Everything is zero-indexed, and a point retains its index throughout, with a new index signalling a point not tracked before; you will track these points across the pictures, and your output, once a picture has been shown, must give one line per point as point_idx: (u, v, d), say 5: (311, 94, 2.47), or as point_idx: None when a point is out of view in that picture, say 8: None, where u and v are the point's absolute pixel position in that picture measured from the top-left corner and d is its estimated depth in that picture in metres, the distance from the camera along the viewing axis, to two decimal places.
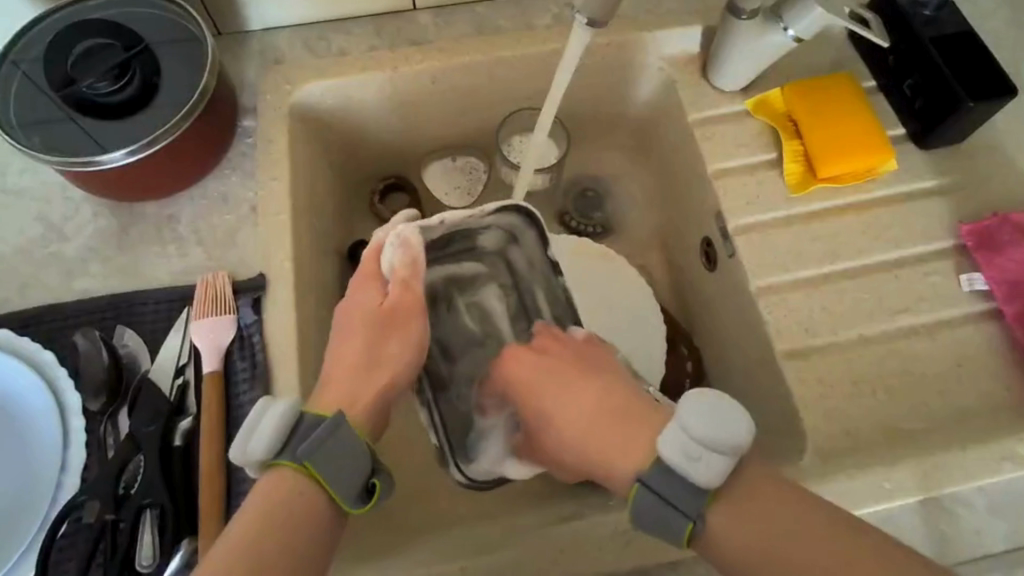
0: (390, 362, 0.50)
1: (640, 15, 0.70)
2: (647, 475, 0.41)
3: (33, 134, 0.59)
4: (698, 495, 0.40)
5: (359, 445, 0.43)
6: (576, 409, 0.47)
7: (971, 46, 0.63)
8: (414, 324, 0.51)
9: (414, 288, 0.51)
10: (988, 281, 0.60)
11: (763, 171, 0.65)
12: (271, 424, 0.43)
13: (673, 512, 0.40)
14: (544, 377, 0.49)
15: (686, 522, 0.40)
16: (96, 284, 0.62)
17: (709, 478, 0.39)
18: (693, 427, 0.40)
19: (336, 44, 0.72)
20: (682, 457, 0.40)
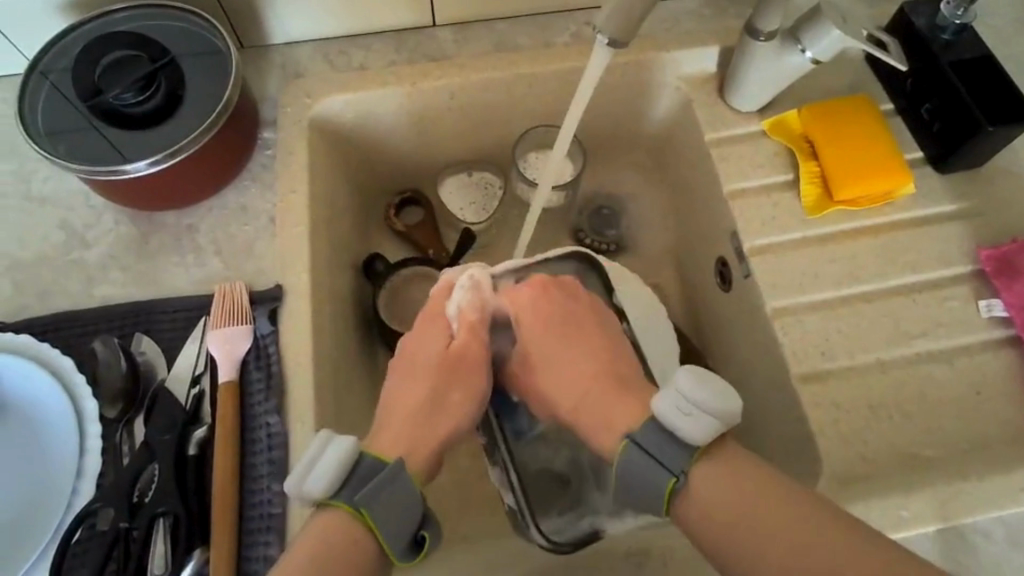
0: (455, 409, 0.51)
1: (658, 34, 0.71)
2: (638, 432, 0.44)
3: (59, 142, 0.60)
4: (682, 452, 0.43)
5: (415, 495, 0.43)
6: (580, 359, 0.51)
7: (990, 70, 0.63)
8: (476, 374, 0.52)
9: (478, 332, 0.53)
10: (1007, 307, 0.59)
11: (781, 193, 0.65)
12: (331, 465, 0.43)
13: (657, 468, 0.43)
14: (553, 323, 0.53)
15: (668, 476, 0.42)
16: (116, 291, 0.63)
17: (698, 436, 0.43)
18: (688, 389, 0.44)
19: (357, 58, 0.73)
20: (674, 415, 0.43)
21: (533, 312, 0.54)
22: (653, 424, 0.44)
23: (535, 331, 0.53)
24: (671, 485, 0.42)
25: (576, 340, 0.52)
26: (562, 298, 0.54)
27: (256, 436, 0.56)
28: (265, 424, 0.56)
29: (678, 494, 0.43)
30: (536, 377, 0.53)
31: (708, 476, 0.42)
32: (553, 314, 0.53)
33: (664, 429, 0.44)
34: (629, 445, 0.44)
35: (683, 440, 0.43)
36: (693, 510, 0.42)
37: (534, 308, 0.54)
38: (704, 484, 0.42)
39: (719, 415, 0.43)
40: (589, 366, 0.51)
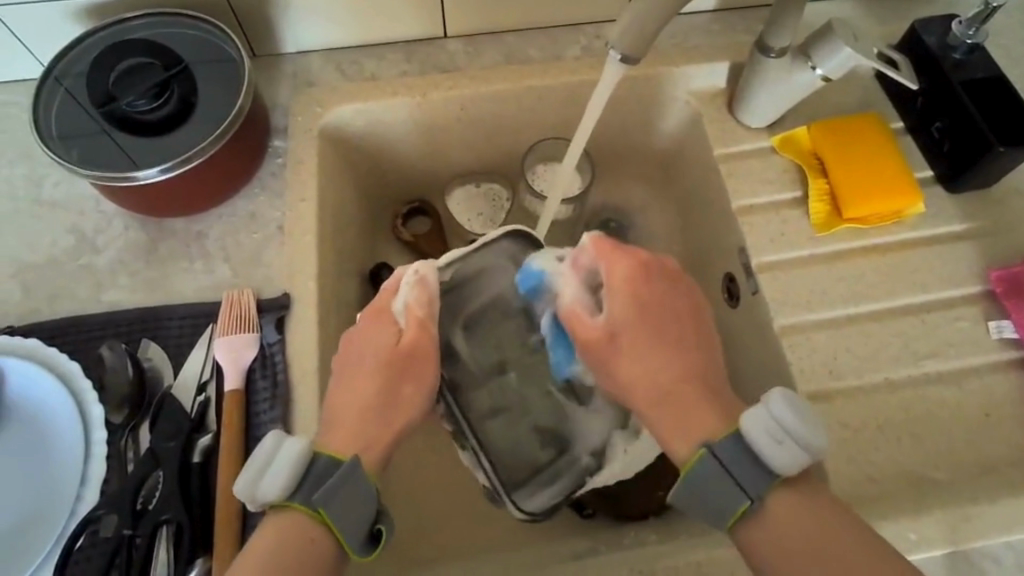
0: (406, 406, 0.48)
1: (668, 49, 0.71)
2: (718, 444, 0.43)
3: (71, 146, 0.60)
4: (763, 478, 0.42)
5: (370, 490, 0.44)
6: (690, 364, 0.46)
7: (1002, 90, 0.63)
8: (428, 365, 0.50)
9: (428, 328, 0.51)
10: (1016, 329, 0.59)
11: (789, 210, 0.65)
12: (287, 465, 0.43)
13: (735, 488, 0.42)
14: (666, 316, 0.47)
15: (745, 501, 0.42)
16: (124, 297, 0.63)
17: (783, 463, 0.42)
18: (783, 413, 0.43)
19: (367, 68, 0.73)
20: (767, 438, 0.42)
21: (647, 301, 0.47)
22: (737, 439, 0.43)
23: (643, 320, 0.47)
24: (745, 509, 0.42)
25: (689, 343, 0.47)
26: (651, 282, 0.48)
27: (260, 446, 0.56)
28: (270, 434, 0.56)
29: (747, 517, 0.42)
30: (638, 356, 0.46)
31: (784, 503, 0.42)
32: (667, 305, 0.48)
33: (748, 450, 0.42)
34: (708, 454, 0.42)
35: (767, 465, 0.42)
36: (765, 536, 0.42)
37: (650, 300, 0.48)
38: (782, 513, 0.42)
39: (808, 449, 0.43)
40: (688, 343, 0.47)
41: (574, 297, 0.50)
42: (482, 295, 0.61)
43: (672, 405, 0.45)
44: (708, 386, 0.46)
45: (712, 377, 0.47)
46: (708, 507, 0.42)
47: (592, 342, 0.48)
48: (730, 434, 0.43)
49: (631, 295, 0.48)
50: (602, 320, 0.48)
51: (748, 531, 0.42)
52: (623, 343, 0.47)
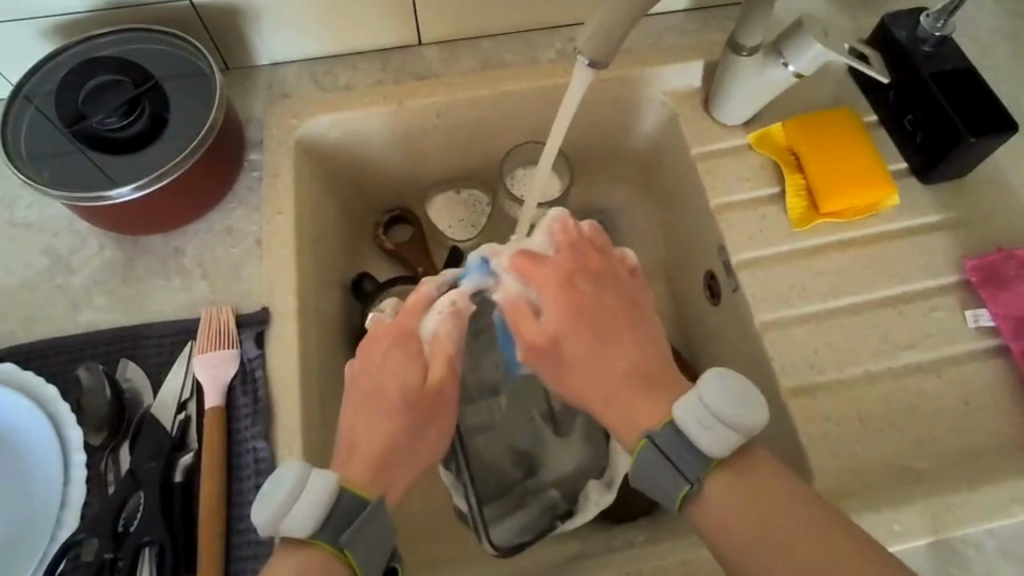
0: (428, 450, 0.47)
1: (642, 51, 0.71)
2: (656, 431, 0.42)
3: (42, 166, 0.59)
4: (699, 462, 0.42)
5: (389, 528, 0.43)
6: (636, 361, 0.45)
7: (971, 82, 0.63)
8: (450, 408, 0.49)
9: (454, 363, 0.49)
10: (993, 317, 0.59)
11: (767, 206, 0.65)
12: (315, 500, 0.41)
13: (672, 474, 0.42)
14: (601, 316, 0.46)
15: (682, 485, 0.42)
16: (101, 317, 0.62)
17: (718, 449, 0.41)
18: (717, 399, 0.42)
19: (342, 78, 0.73)
20: (699, 423, 0.42)
21: (580, 304, 0.47)
22: (673, 428, 0.42)
23: (580, 321, 0.46)
24: (684, 493, 0.42)
25: (628, 342, 0.46)
26: (586, 287, 0.47)
27: (243, 463, 0.56)
28: (252, 450, 0.56)
29: (690, 500, 0.42)
30: (577, 358, 0.46)
31: (727, 487, 0.42)
32: (602, 304, 0.47)
33: (683, 435, 0.42)
34: (646, 444, 0.42)
35: (701, 451, 0.42)
36: (710, 511, 0.41)
37: (584, 303, 0.47)
38: (723, 490, 0.42)
39: (740, 431, 0.42)
40: (628, 345, 0.46)
41: (509, 301, 0.49)
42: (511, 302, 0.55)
43: (618, 404, 0.44)
44: (654, 378, 0.45)
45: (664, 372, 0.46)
46: (652, 491, 0.43)
47: (532, 351, 0.47)
48: (666, 423, 0.43)
49: (562, 300, 0.47)
50: (543, 323, 0.47)
51: (693, 513, 0.42)
52: (565, 345, 0.46)
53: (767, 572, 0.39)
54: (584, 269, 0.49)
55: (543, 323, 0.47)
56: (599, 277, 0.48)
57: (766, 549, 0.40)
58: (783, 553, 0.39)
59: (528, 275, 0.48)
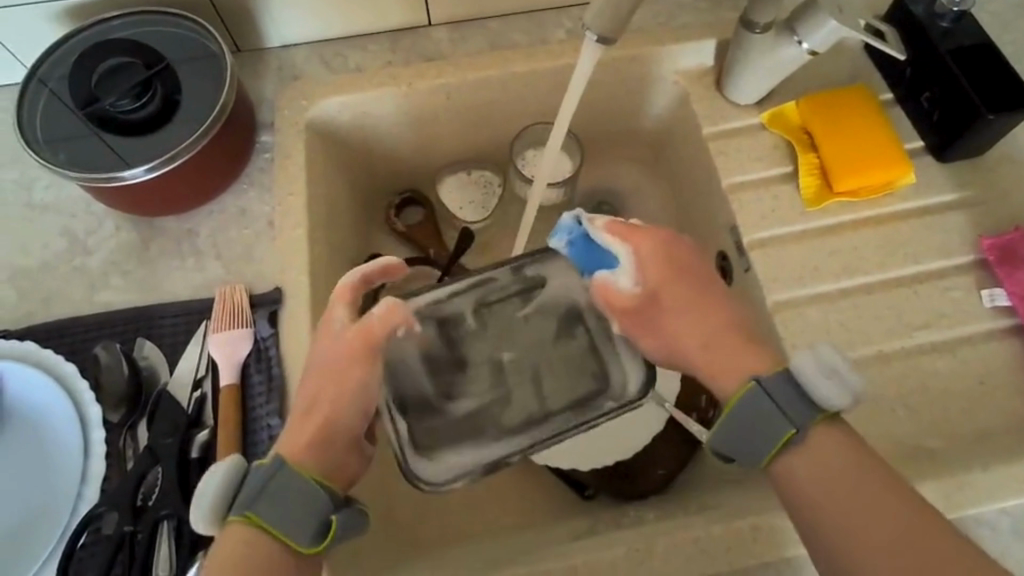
0: (329, 406, 0.46)
1: (653, 30, 0.71)
2: (765, 377, 0.44)
3: (57, 149, 0.60)
4: (809, 409, 0.43)
5: (304, 482, 0.42)
6: (727, 312, 0.48)
7: (990, 56, 0.62)
8: (358, 363, 0.46)
9: (360, 332, 0.47)
10: (1009, 296, 0.59)
11: (779, 186, 0.65)
12: (218, 481, 0.43)
13: (779, 417, 0.43)
14: (699, 276, 0.49)
15: (789, 428, 0.42)
16: (117, 297, 0.63)
17: (836, 400, 0.43)
18: (829, 355, 0.44)
19: (352, 60, 0.73)
20: (815, 375, 0.43)
21: (673, 262, 0.49)
22: (784, 376, 0.44)
23: (675, 279, 0.49)
24: (789, 436, 0.42)
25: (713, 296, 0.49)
26: (675, 251, 0.49)
27: (257, 440, 0.56)
28: (267, 427, 0.57)
29: (790, 447, 0.43)
30: (676, 317, 0.48)
31: (824, 440, 0.43)
32: (691, 267, 0.49)
33: (796, 382, 0.43)
34: (756, 385, 0.44)
35: (812, 398, 0.43)
36: (802, 466, 0.42)
37: (678, 262, 0.49)
38: (827, 444, 0.42)
39: (851, 394, 0.43)
40: (714, 304, 0.49)
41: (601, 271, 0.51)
42: (411, 370, 0.55)
43: (717, 349, 0.47)
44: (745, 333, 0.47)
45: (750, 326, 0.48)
46: (750, 437, 0.43)
47: (633, 310, 0.50)
48: (777, 371, 0.44)
49: (660, 258, 0.49)
50: (636, 287, 0.49)
51: (786, 461, 0.43)
52: (664, 302, 0.49)
53: (845, 523, 0.40)
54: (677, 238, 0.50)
55: (639, 285, 0.49)
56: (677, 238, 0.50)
57: (849, 507, 0.40)
58: (867, 508, 0.40)
59: (617, 248, 0.50)
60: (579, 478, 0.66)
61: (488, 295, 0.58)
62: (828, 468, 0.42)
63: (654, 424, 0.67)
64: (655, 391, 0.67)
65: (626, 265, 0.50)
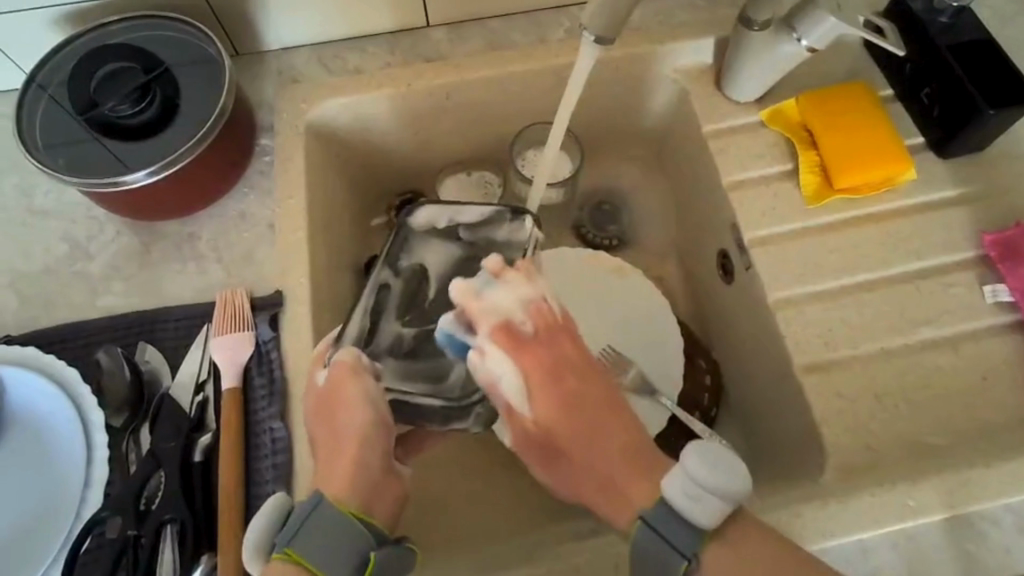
0: (352, 433, 0.47)
1: (652, 28, 0.71)
2: (647, 512, 0.42)
3: (57, 155, 0.60)
4: (693, 536, 0.41)
5: (349, 519, 0.42)
6: (620, 447, 0.45)
7: (990, 51, 0.62)
8: (351, 385, 0.49)
9: (345, 373, 0.49)
10: (1012, 292, 0.59)
11: (780, 183, 0.65)
12: (263, 519, 0.43)
13: (668, 551, 0.41)
14: (590, 408, 0.46)
15: (681, 561, 0.40)
16: (119, 301, 0.63)
17: (709, 521, 0.40)
18: (697, 469, 0.41)
19: (351, 62, 0.73)
20: (684, 497, 0.41)
21: (562, 391, 0.46)
22: (663, 505, 0.42)
23: (564, 417, 0.45)
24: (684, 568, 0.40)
25: (608, 432, 0.45)
26: (559, 382, 0.46)
27: (260, 443, 0.56)
28: (269, 430, 0.56)
29: None
30: (570, 461, 0.46)
31: (721, 557, 0.41)
32: (583, 398, 0.46)
33: (672, 510, 0.41)
34: (640, 526, 0.42)
35: (693, 523, 0.41)
36: None
37: (568, 392, 0.46)
38: (723, 564, 0.41)
39: (730, 498, 0.41)
40: (605, 437, 0.45)
41: (496, 389, 0.47)
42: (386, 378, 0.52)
43: (609, 491, 0.44)
44: (640, 461, 0.44)
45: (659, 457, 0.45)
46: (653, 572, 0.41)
47: (534, 447, 0.47)
48: (656, 503, 0.42)
49: (546, 391, 0.46)
50: (530, 420, 0.46)
51: None
52: (558, 444, 0.46)
53: None
54: (565, 360, 0.46)
55: (534, 418, 0.46)
56: (570, 360, 0.47)
57: None
58: None
59: (502, 363, 0.46)
60: None
61: (401, 292, 0.55)
62: None
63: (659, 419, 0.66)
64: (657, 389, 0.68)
65: (513, 383, 0.46)
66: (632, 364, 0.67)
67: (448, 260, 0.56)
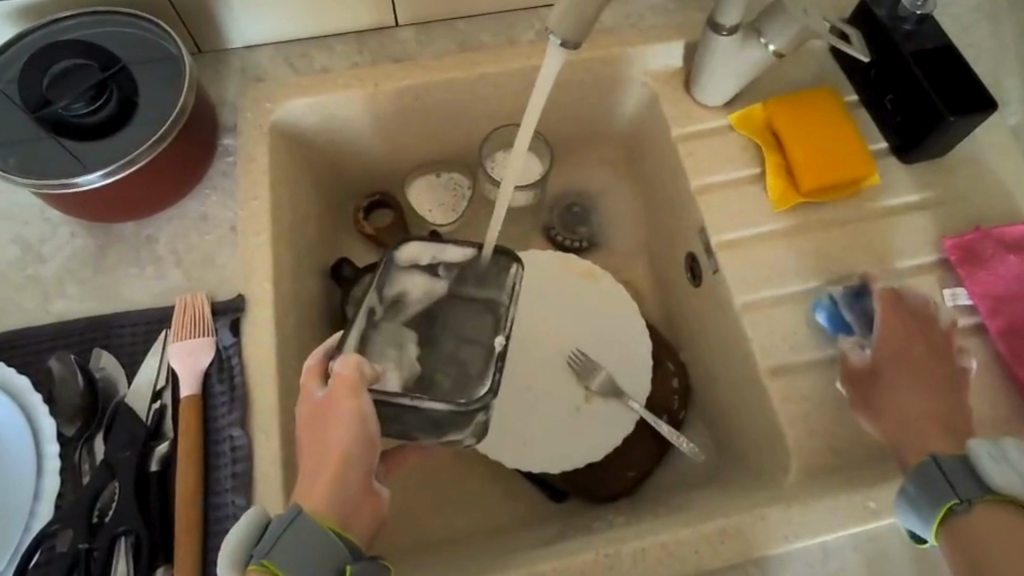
0: (337, 450, 0.46)
1: (622, 31, 0.70)
2: (943, 458, 0.47)
3: (8, 154, 0.58)
4: (979, 486, 0.44)
5: (326, 532, 0.42)
6: (927, 403, 0.52)
7: (952, 59, 0.63)
8: (345, 403, 0.46)
9: (343, 390, 0.46)
10: (971, 296, 0.60)
11: (747, 187, 0.65)
12: (239, 529, 0.42)
13: (947, 490, 0.45)
14: (925, 361, 0.54)
15: (950, 498, 0.45)
16: (72, 306, 0.61)
17: (999, 481, 0.44)
18: (1016, 450, 0.45)
19: (317, 61, 0.71)
20: (987, 457, 0.45)
21: (933, 345, 0.54)
22: (962, 458, 0.46)
23: (903, 364, 0.53)
24: (949, 505, 0.45)
25: (948, 387, 0.53)
26: (912, 331, 0.55)
27: (219, 452, 0.55)
28: (229, 438, 0.55)
29: (953, 518, 0.45)
30: (886, 395, 0.53)
31: (991, 515, 0.43)
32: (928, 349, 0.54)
33: (972, 467, 0.45)
34: (929, 462, 0.47)
35: (985, 480, 0.44)
36: (954, 538, 0.44)
37: (915, 348, 0.54)
38: (989, 522, 0.43)
39: None
40: (935, 384, 0.52)
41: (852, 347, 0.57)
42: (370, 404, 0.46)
43: (912, 433, 0.51)
44: (949, 428, 0.50)
45: (955, 416, 0.51)
46: (924, 509, 0.46)
47: (856, 381, 0.55)
48: (956, 455, 0.47)
49: (899, 339, 0.55)
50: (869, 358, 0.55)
51: (952, 530, 0.45)
52: (880, 377, 0.54)
53: None
54: (920, 319, 0.56)
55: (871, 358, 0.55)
56: (945, 336, 0.55)
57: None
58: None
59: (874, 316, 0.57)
60: (556, 486, 0.67)
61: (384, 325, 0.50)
62: (986, 540, 0.43)
63: (625, 423, 0.67)
64: (623, 391, 0.68)
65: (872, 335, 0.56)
66: (600, 368, 0.69)
67: (435, 286, 0.50)
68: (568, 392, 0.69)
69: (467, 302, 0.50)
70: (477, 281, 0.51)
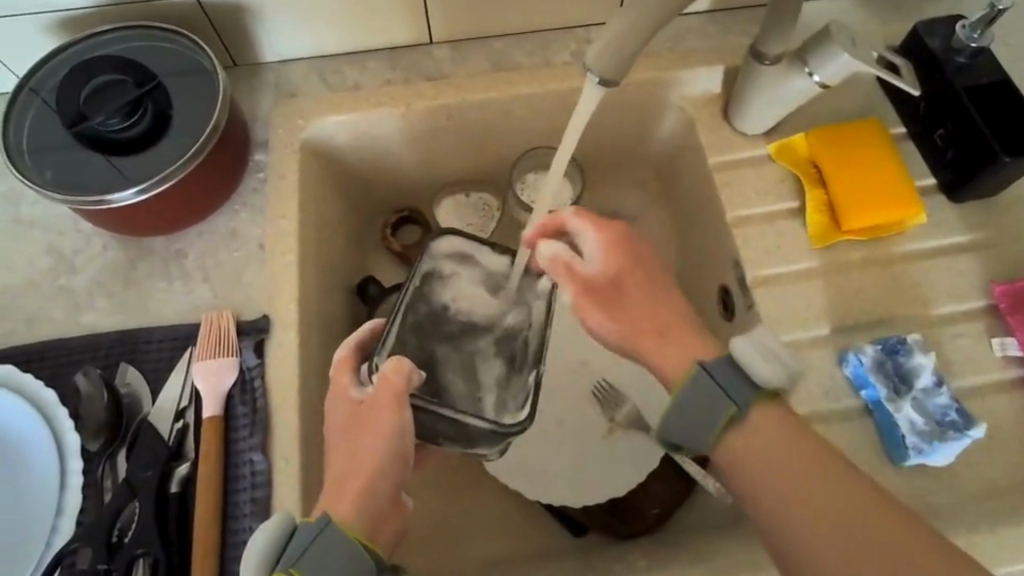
0: (370, 458, 0.46)
1: (660, 54, 0.69)
2: (710, 363, 0.43)
3: (45, 167, 0.59)
4: (748, 389, 0.43)
5: (352, 544, 0.42)
6: (677, 306, 0.50)
7: (1009, 95, 0.60)
8: (389, 411, 0.47)
9: (388, 397, 0.48)
10: (1021, 346, 0.57)
11: (785, 221, 0.63)
12: (266, 536, 0.43)
13: (719, 398, 0.43)
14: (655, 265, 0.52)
15: (728, 408, 0.42)
16: (100, 319, 0.62)
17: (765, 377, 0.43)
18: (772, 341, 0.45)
19: (351, 77, 0.71)
20: (757, 357, 0.43)
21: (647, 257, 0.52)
22: (726, 361, 0.44)
23: (635, 268, 0.51)
24: (730, 415, 0.42)
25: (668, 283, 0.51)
26: (628, 256, 0.51)
27: (239, 475, 0.54)
28: (248, 462, 0.55)
29: (733, 425, 0.42)
30: (592, 313, 0.50)
31: (767, 419, 0.42)
32: (646, 257, 0.52)
33: (737, 366, 0.43)
34: (699, 370, 0.43)
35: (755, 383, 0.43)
36: (743, 447, 0.42)
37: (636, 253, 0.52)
38: (765, 424, 0.42)
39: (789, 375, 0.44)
40: (649, 290, 0.50)
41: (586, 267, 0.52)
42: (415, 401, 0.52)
43: (667, 339, 0.47)
44: (666, 331, 0.48)
45: (681, 321, 0.49)
46: (688, 425, 0.43)
47: (592, 294, 0.51)
48: (721, 358, 0.44)
49: (619, 251, 0.52)
50: (597, 268, 0.51)
51: (731, 438, 0.42)
52: (626, 286, 0.50)
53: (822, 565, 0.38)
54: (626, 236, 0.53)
55: (601, 269, 0.51)
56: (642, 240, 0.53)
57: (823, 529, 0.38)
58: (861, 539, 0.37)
59: (590, 235, 0.53)
60: (576, 519, 0.66)
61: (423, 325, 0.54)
62: (768, 452, 0.41)
63: (652, 457, 0.68)
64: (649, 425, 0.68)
65: (591, 247, 0.52)
66: (626, 400, 0.70)
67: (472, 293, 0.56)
68: (593, 421, 0.70)
69: (502, 313, 0.56)
70: (512, 294, 0.57)
